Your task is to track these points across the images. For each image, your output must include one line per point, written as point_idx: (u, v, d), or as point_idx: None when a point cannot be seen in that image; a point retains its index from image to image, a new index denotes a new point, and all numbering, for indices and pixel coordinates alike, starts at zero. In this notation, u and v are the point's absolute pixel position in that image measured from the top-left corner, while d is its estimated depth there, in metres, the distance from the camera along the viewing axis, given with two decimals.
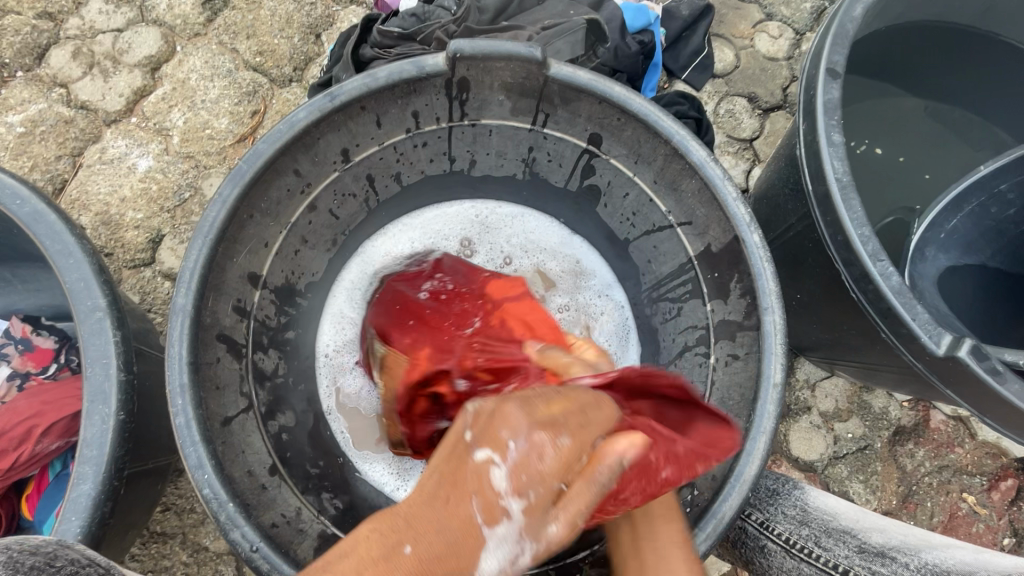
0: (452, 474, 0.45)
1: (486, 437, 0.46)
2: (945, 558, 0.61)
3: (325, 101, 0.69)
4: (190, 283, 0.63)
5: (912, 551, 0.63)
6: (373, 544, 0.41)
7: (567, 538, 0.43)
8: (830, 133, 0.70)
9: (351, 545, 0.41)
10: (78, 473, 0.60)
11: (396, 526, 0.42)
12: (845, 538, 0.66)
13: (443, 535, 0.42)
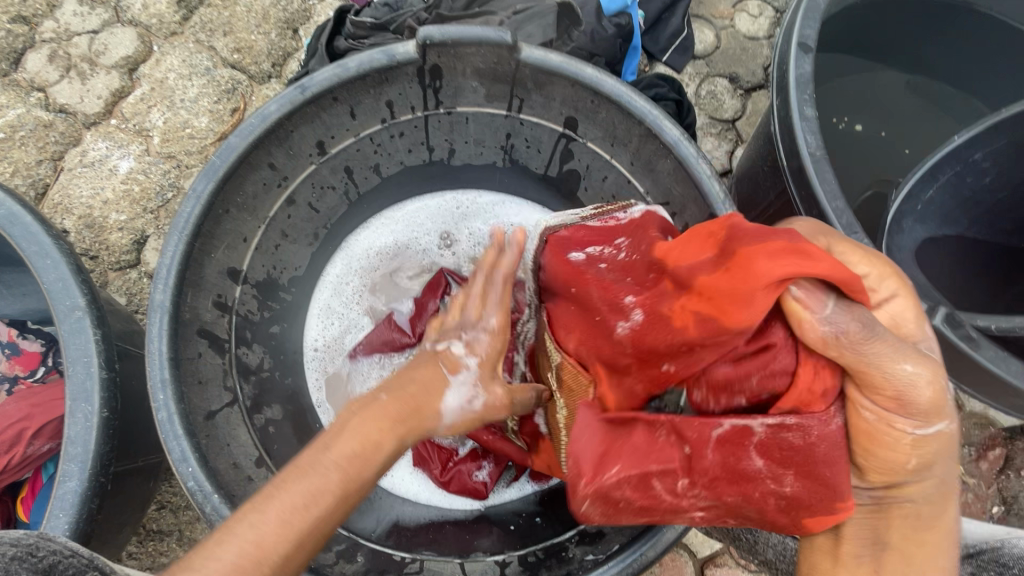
0: (415, 367, 0.53)
1: (442, 335, 0.56)
2: None
3: (296, 93, 0.69)
4: (167, 280, 0.63)
5: None
6: (364, 413, 0.47)
7: (504, 403, 0.55)
8: (802, 108, 0.70)
9: (344, 422, 0.46)
10: (64, 471, 0.60)
11: (376, 395, 0.49)
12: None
13: (412, 391, 0.50)
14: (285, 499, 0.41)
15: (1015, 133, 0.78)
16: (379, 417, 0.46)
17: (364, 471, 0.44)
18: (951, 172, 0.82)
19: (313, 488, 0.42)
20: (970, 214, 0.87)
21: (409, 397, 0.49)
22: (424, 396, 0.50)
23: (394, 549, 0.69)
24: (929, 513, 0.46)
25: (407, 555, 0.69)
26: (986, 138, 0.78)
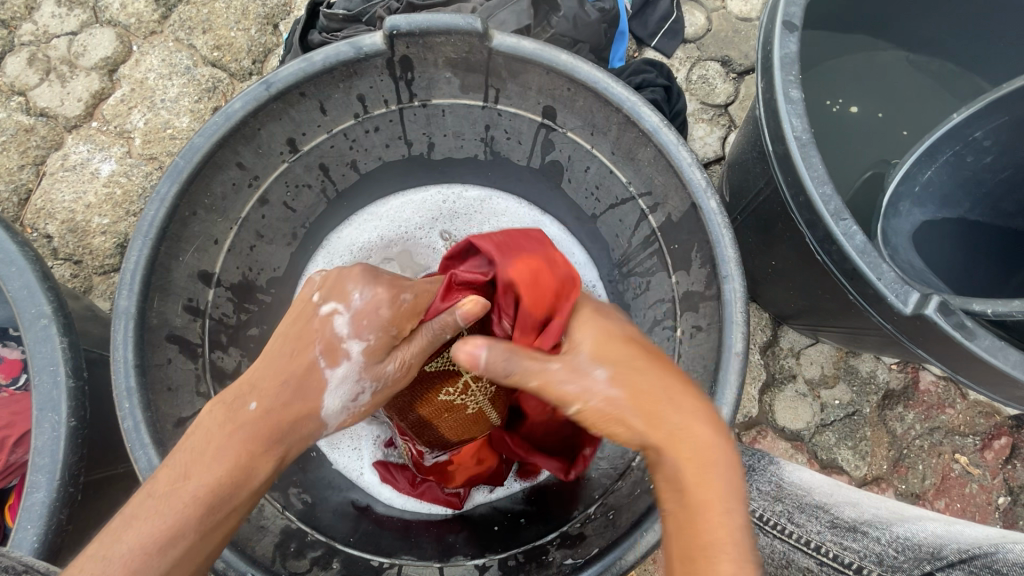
0: (297, 334, 0.57)
1: (330, 292, 0.58)
2: (917, 532, 0.58)
3: (261, 90, 0.68)
4: (132, 285, 0.62)
5: (885, 525, 0.61)
6: (217, 415, 0.53)
7: (400, 376, 0.59)
8: (787, 90, 0.67)
9: (195, 429, 0.53)
10: (31, 482, 0.59)
11: (241, 388, 0.55)
12: (819, 512, 0.64)
13: (275, 403, 0.54)
14: (134, 540, 0.47)
15: (1016, 110, 0.74)
16: (238, 437, 0.52)
17: (235, 492, 0.51)
18: (950, 152, 0.80)
19: (162, 534, 0.47)
20: (973, 195, 0.82)
21: (281, 399, 0.54)
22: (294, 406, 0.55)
23: (372, 554, 0.68)
24: (677, 479, 0.49)
25: (385, 561, 0.68)
26: (989, 115, 0.76)
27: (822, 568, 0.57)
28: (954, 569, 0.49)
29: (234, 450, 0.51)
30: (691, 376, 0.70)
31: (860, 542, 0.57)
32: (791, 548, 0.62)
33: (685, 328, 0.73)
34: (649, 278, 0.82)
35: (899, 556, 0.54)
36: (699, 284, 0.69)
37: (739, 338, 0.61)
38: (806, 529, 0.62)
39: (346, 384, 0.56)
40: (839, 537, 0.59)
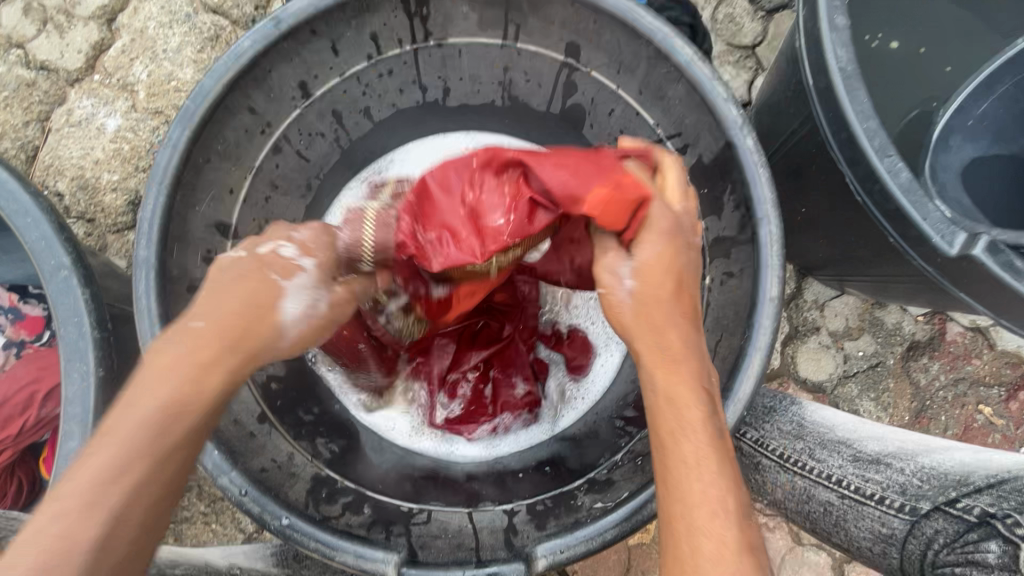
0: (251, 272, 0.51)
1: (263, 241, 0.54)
2: (944, 461, 0.57)
3: (270, 27, 0.64)
4: (150, 234, 0.60)
5: (909, 456, 0.60)
6: (166, 359, 0.45)
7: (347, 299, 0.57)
8: (832, 16, 0.62)
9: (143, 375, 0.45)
10: (65, 431, 0.59)
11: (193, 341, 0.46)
12: (842, 448, 0.63)
13: (168, 383, 0.44)
14: (80, 479, 0.40)
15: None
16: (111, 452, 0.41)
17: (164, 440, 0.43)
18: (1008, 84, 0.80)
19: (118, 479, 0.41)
20: None
21: (209, 350, 0.46)
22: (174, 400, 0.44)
23: (402, 501, 0.68)
24: (669, 415, 0.50)
25: (414, 506, 0.68)
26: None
27: (843, 500, 0.57)
28: (984, 494, 0.48)
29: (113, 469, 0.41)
30: (719, 324, 0.67)
31: (883, 474, 0.57)
32: (811, 484, 0.61)
33: (714, 276, 0.70)
34: None
35: (923, 485, 0.53)
36: (731, 229, 0.66)
37: (774, 282, 0.59)
38: (828, 464, 0.61)
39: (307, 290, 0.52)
40: (861, 470, 0.58)
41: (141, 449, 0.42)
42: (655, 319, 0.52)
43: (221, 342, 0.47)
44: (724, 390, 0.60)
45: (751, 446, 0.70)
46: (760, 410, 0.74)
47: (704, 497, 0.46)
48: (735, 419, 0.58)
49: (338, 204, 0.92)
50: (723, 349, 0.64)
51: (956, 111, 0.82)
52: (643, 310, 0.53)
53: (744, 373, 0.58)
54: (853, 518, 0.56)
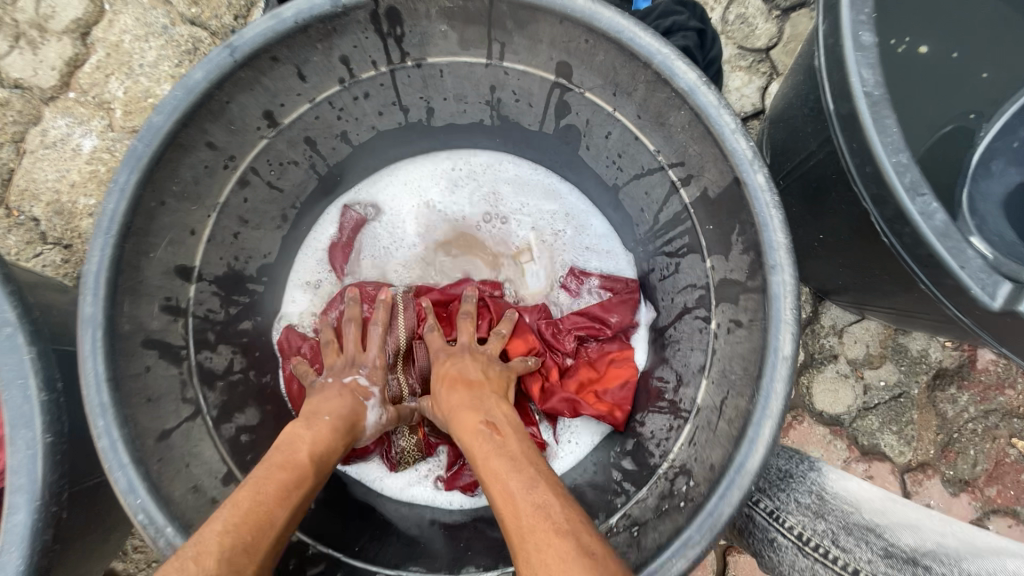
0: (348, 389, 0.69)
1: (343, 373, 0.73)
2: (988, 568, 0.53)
3: (225, 56, 0.58)
4: (97, 290, 0.55)
5: (951, 559, 0.55)
6: (275, 478, 0.56)
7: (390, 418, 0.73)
8: (857, 33, 0.54)
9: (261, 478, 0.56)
10: (10, 504, 0.55)
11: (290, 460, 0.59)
12: (870, 538, 0.59)
13: (280, 474, 0.57)
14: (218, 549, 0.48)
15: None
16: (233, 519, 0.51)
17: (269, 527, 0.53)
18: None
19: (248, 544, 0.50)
20: None
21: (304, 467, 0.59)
22: (274, 487, 0.55)
23: None
24: (492, 470, 0.58)
25: None
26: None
27: None
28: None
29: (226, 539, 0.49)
30: (726, 377, 0.60)
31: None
32: None
33: (720, 322, 0.63)
34: (678, 260, 0.72)
35: None
36: (739, 272, 0.59)
37: (788, 339, 0.52)
38: (853, 555, 0.57)
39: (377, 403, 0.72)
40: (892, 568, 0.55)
41: (255, 525, 0.52)
42: (463, 421, 0.66)
43: (311, 460, 0.60)
44: (730, 458, 0.53)
45: (764, 518, 0.64)
46: (776, 474, 0.69)
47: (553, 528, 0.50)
48: (740, 495, 0.51)
49: (317, 228, 0.86)
50: (729, 410, 0.58)
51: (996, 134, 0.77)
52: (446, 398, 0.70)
53: (753, 442, 0.52)
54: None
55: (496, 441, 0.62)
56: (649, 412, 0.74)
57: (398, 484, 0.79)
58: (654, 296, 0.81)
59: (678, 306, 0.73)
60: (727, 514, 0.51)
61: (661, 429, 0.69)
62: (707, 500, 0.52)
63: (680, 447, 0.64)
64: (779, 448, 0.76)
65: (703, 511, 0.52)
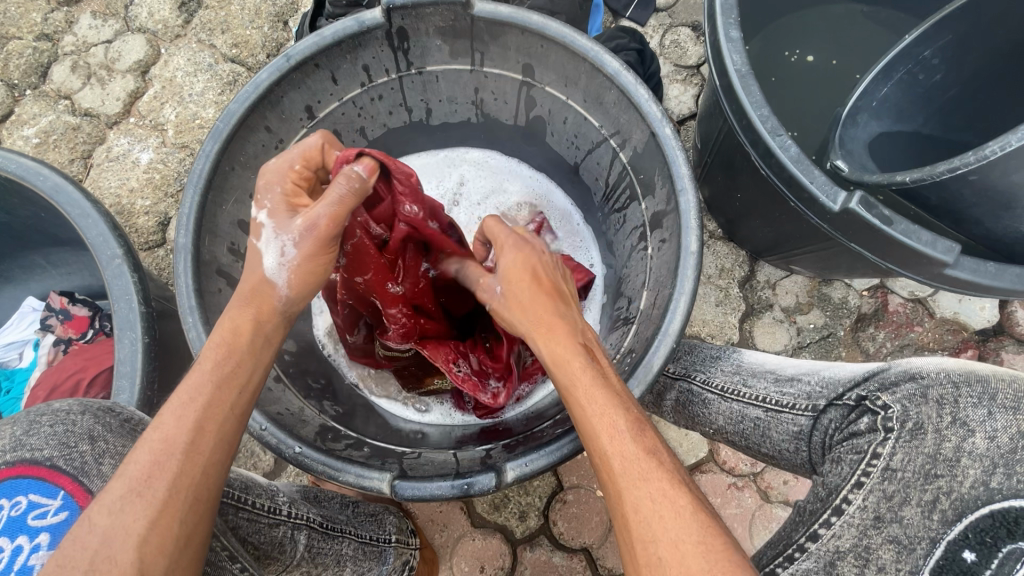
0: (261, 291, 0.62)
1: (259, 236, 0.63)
2: (839, 369, 0.70)
3: (283, 62, 0.81)
4: (187, 226, 0.75)
5: (814, 371, 0.73)
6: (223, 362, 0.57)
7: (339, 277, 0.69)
8: (728, 31, 0.78)
9: (202, 367, 0.56)
10: (118, 386, 0.74)
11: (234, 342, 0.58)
12: (767, 373, 0.76)
13: (234, 356, 0.57)
14: (151, 443, 0.51)
15: (958, 27, 0.82)
16: (246, 306, 0.61)
17: (219, 413, 0.54)
18: (903, 71, 0.88)
19: (170, 441, 0.51)
20: (923, 111, 0.92)
21: (242, 345, 0.58)
22: (265, 290, 0.61)
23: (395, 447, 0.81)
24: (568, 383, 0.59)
25: (407, 449, 0.80)
26: (935, 35, 0.84)
27: (767, 413, 0.71)
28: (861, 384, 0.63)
29: (225, 332, 0.59)
30: (658, 283, 0.81)
31: (796, 387, 0.71)
32: (745, 405, 0.74)
33: (654, 245, 0.84)
34: (625, 211, 0.93)
35: (823, 390, 0.68)
36: (662, 203, 0.80)
37: (694, 239, 0.73)
38: (756, 387, 0.74)
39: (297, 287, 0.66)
40: (780, 387, 0.73)
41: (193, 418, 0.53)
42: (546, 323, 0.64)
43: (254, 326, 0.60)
44: (659, 327, 0.72)
45: (699, 386, 0.81)
46: (702, 355, 0.86)
47: (612, 450, 0.52)
48: (667, 351, 0.69)
49: None
50: (658, 304, 0.77)
51: (861, 95, 0.91)
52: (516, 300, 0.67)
53: (673, 312, 0.71)
54: (775, 426, 0.71)
55: (563, 342, 0.62)
56: (611, 332, 0.93)
57: (415, 413, 0.97)
58: (612, 248, 1.01)
59: (628, 247, 0.94)
60: (658, 366, 0.69)
61: (617, 339, 0.88)
62: (644, 358, 0.70)
63: (628, 339, 0.83)
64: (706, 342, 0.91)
65: (640, 365, 0.70)
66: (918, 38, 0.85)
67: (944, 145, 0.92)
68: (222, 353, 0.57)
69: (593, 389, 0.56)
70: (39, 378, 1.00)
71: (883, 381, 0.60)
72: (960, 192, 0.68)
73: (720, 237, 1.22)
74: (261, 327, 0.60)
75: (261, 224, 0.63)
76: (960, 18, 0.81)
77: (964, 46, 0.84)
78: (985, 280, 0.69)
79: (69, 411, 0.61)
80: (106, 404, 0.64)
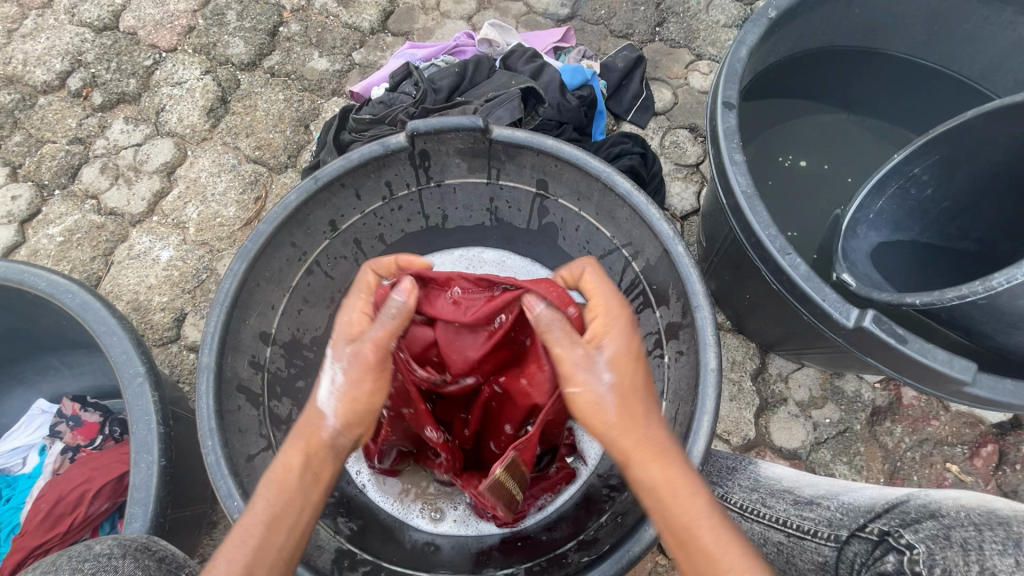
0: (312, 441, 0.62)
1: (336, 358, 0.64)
2: (859, 494, 0.70)
3: (311, 183, 0.85)
4: (212, 345, 0.77)
5: (834, 493, 0.73)
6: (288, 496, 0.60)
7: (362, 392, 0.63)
8: (732, 154, 0.83)
9: (261, 509, 0.59)
10: (131, 513, 0.73)
11: (288, 477, 0.61)
12: (785, 492, 0.75)
13: (295, 496, 0.60)
14: None
15: (944, 149, 0.89)
16: (295, 446, 0.62)
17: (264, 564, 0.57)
18: (896, 185, 0.94)
19: None
20: (917, 222, 0.96)
21: (290, 483, 0.60)
22: (313, 427, 0.63)
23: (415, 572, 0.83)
24: (684, 509, 0.56)
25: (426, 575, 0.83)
26: (924, 154, 0.90)
27: (790, 538, 0.70)
28: (884, 517, 0.62)
29: (280, 470, 0.61)
30: (678, 394, 0.82)
31: (816, 512, 0.69)
32: (766, 527, 0.72)
33: (671, 354, 0.85)
34: (638, 315, 0.95)
35: (844, 517, 0.67)
36: (677, 314, 0.82)
37: (712, 356, 0.74)
38: (776, 509, 0.72)
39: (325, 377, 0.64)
40: (800, 510, 0.71)
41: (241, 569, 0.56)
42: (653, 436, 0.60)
43: (303, 455, 0.62)
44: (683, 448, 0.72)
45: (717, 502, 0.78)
46: (719, 466, 0.84)
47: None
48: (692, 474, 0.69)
49: None
50: (682, 418, 0.77)
51: (858, 207, 0.95)
52: (622, 400, 0.61)
53: (697, 433, 0.71)
54: (799, 553, 0.69)
55: (679, 474, 0.58)
56: None
57: (427, 523, 0.92)
58: None
59: None
60: None
61: None
62: None
63: None
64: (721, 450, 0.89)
65: None
66: (908, 157, 0.91)
67: (941, 252, 0.97)
68: (273, 493, 0.59)
69: (729, 541, 0.55)
70: (42, 488, 0.97)
71: (904, 518, 0.61)
72: (969, 313, 0.71)
73: (729, 330, 1.24)
74: (308, 464, 0.62)
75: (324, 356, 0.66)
76: (944, 140, 0.88)
77: (952, 164, 0.91)
78: (1004, 397, 0.70)
79: (110, 555, 0.59)
80: (142, 542, 0.63)
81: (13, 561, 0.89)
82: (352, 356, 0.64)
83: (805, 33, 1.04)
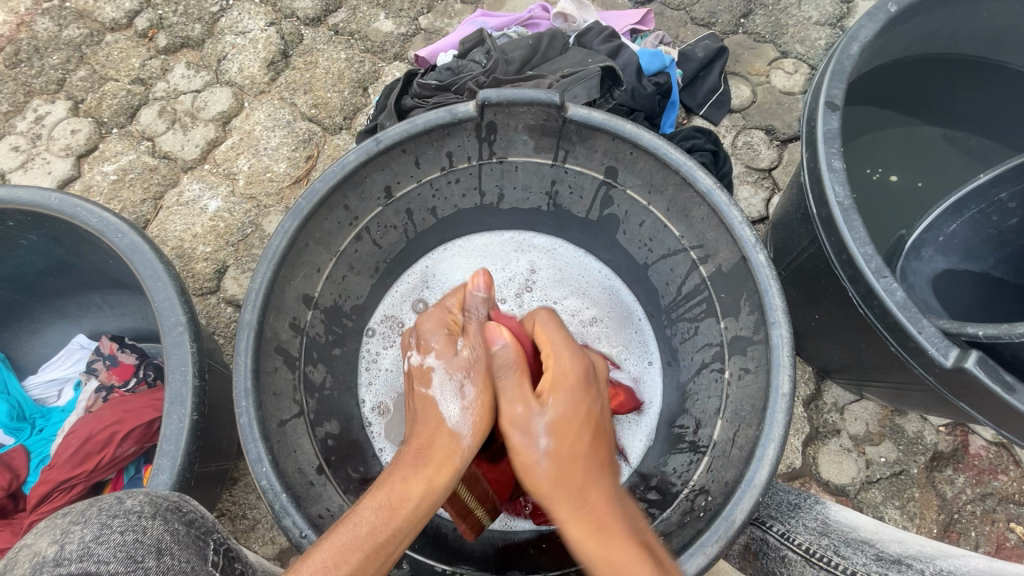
0: (428, 448, 0.62)
1: (454, 369, 0.67)
2: (960, 566, 0.61)
3: (372, 145, 0.81)
4: (255, 302, 0.74)
5: (928, 559, 0.64)
6: (399, 497, 0.57)
7: (490, 413, 0.65)
8: (830, 160, 0.76)
9: (387, 499, 0.57)
10: (158, 464, 0.71)
11: (405, 489, 0.58)
12: (864, 547, 0.66)
13: (410, 494, 0.57)
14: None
15: None
16: (426, 465, 0.60)
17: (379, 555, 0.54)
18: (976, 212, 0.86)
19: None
20: (997, 253, 0.88)
21: (429, 487, 0.59)
22: (441, 444, 0.62)
23: (436, 562, 0.80)
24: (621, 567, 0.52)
25: (447, 568, 0.80)
26: None
27: None
28: None
29: (402, 488, 0.58)
30: (738, 415, 0.77)
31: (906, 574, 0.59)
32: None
33: (733, 370, 0.80)
34: (697, 323, 0.89)
35: None
36: (747, 329, 0.76)
37: (786, 380, 0.67)
38: (851, 561, 0.62)
39: (449, 384, 0.66)
40: (884, 569, 0.60)
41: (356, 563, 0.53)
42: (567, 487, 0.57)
43: (435, 474, 0.60)
44: (741, 475, 0.66)
45: (778, 539, 0.71)
46: (785, 506, 0.78)
47: None
48: (750, 504, 0.63)
49: (394, 289, 1.04)
50: (747, 439, 0.71)
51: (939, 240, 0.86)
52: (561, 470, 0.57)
53: (760, 461, 0.65)
54: None
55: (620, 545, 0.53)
56: (671, 453, 0.88)
57: None
58: (676, 357, 0.95)
59: (696, 362, 0.89)
60: (740, 520, 0.63)
61: (682, 466, 0.84)
62: (724, 508, 0.64)
63: (699, 473, 0.80)
64: (786, 488, 0.85)
65: (720, 517, 0.64)
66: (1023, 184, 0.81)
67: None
68: (383, 505, 0.56)
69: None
70: (75, 423, 0.97)
71: None
72: None
73: None
74: (430, 481, 0.59)
75: (430, 369, 0.68)
76: None
77: None
78: None
79: (140, 513, 0.55)
80: (170, 502, 0.60)
81: (41, 492, 0.91)
82: (480, 367, 0.66)
83: (920, 37, 0.93)
